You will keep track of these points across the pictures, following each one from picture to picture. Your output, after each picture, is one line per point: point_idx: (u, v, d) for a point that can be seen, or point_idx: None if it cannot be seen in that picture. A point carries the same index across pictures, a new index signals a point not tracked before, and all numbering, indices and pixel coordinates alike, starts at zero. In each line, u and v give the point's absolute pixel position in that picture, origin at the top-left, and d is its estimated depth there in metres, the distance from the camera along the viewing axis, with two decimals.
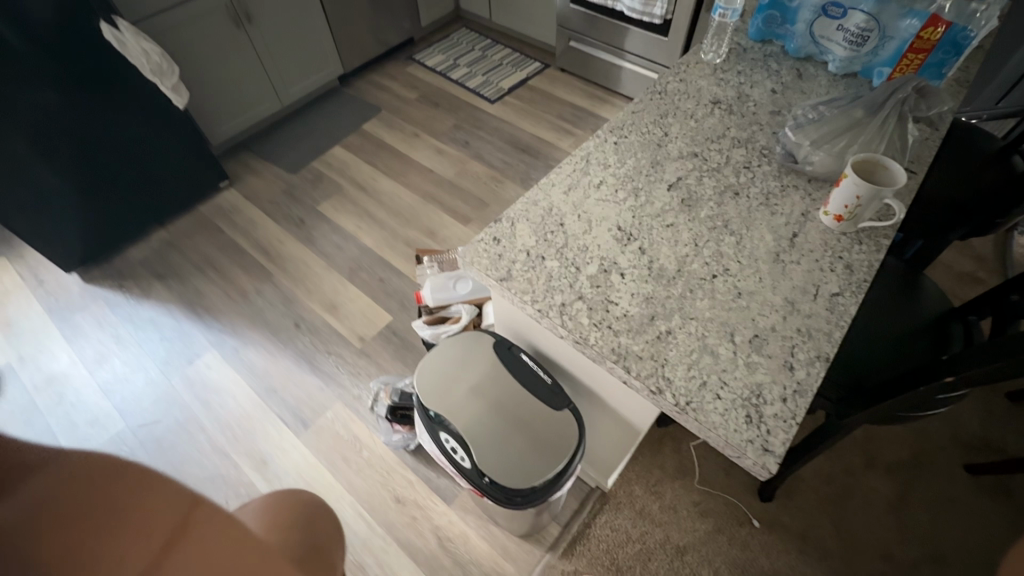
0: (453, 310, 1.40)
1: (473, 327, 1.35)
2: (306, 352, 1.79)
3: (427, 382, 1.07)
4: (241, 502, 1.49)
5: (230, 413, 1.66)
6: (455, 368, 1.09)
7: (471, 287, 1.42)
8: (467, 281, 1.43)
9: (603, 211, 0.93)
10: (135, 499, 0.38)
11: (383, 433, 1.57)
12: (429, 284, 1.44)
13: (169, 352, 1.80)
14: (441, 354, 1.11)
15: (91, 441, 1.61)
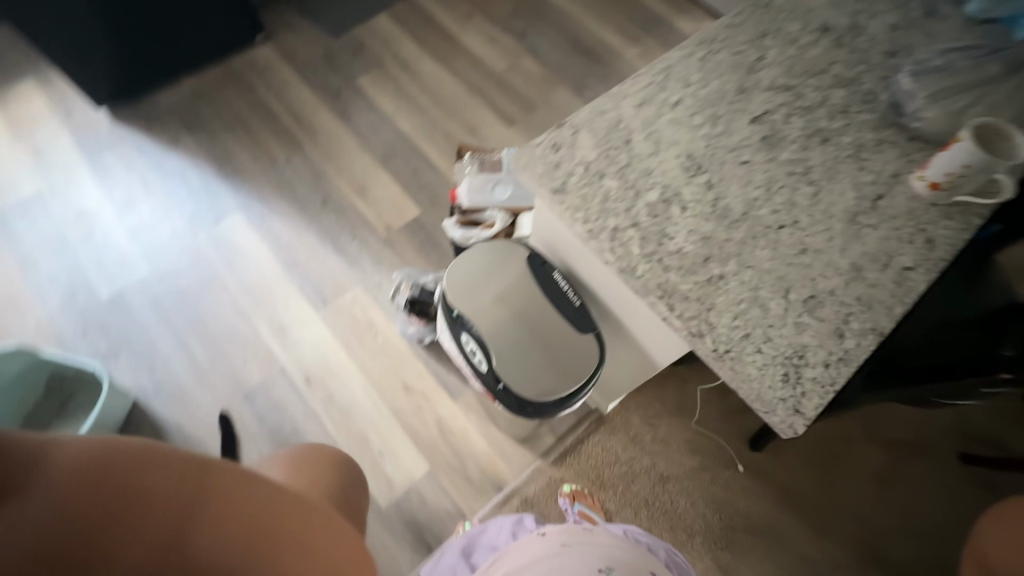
0: (488, 215, 1.35)
1: (505, 236, 1.31)
2: (331, 232, 1.77)
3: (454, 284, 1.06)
4: (258, 363, 1.57)
5: (252, 279, 1.69)
6: (485, 274, 1.08)
7: (510, 193, 1.36)
8: (506, 187, 1.37)
9: (675, 134, 0.84)
10: (155, 466, 0.47)
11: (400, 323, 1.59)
12: (465, 184, 1.38)
13: (194, 208, 1.79)
14: (472, 257, 1.09)
15: (119, 281, 1.65)
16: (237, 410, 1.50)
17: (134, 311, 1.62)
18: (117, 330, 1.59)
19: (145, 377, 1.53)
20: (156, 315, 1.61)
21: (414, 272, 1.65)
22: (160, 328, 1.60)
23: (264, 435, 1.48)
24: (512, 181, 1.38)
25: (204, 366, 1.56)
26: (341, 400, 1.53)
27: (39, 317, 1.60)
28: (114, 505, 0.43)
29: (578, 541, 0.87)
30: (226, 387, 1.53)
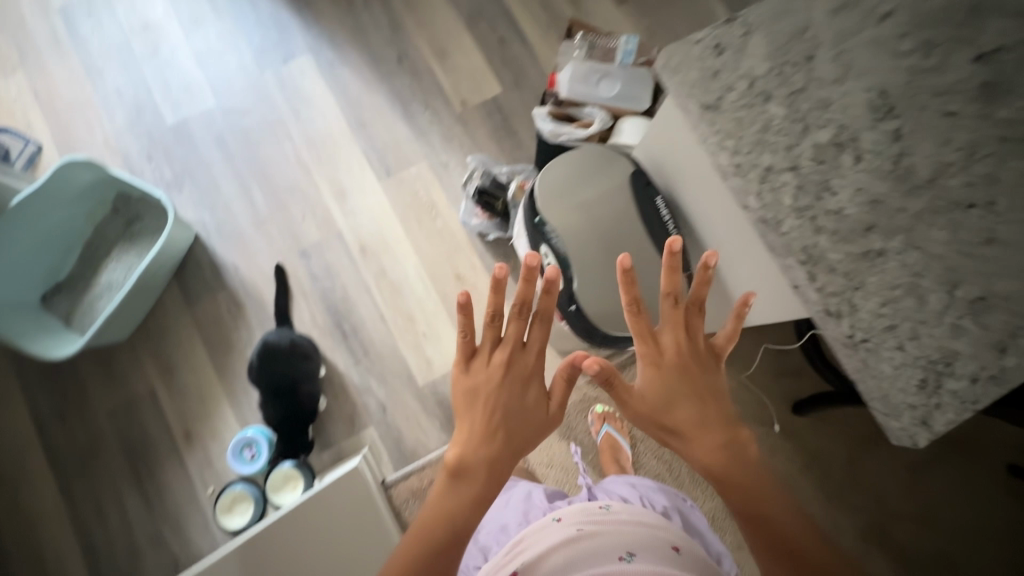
0: (586, 112, 1.18)
1: (600, 141, 1.18)
2: (403, 96, 1.62)
3: (544, 188, 0.96)
4: (316, 223, 1.54)
5: (316, 132, 1.59)
6: (578, 181, 0.96)
7: (617, 92, 1.18)
8: (614, 83, 1.18)
9: (883, 46, 0.54)
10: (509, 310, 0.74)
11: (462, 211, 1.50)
12: (568, 69, 1.18)
13: (263, 41, 1.65)
14: (568, 164, 0.98)
15: (184, 109, 1.59)
16: (292, 265, 1.50)
17: (197, 143, 1.57)
18: (182, 161, 1.56)
19: (207, 214, 1.53)
20: (220, 152, 1.57)
21: (485, 159, 1.52)
22: (223, 167, 1.56)
23: (316, 295, 1.49)
24: (622, 75, 1.18)
25: (263, 215, 1.53)
26: (394, 277, 1.52)
27: (106, 132, 1.57)
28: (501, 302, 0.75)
29: (593, 526, 0.82)
30: (283, 241, 1.52)
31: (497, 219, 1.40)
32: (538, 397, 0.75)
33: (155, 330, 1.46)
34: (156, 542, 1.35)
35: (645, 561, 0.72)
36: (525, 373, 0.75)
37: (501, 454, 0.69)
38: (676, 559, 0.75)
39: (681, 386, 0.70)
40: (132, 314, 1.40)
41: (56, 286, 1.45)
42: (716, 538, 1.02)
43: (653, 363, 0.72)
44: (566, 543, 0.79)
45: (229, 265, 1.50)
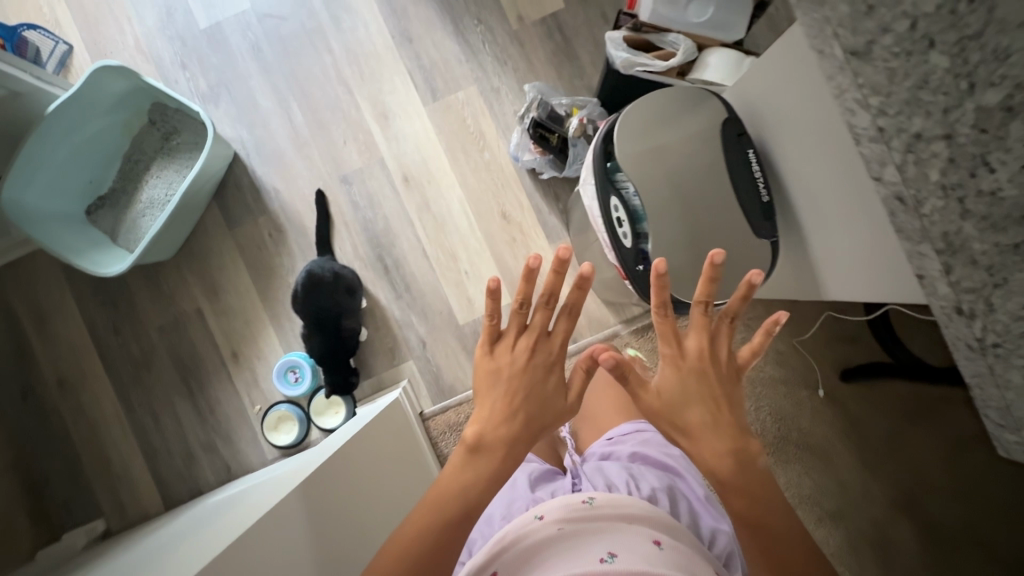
0: (668, 40, 1.03)
1: (677, 77, 1.06)
2: (453, 6, 1.45)
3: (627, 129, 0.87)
4: (358, 148, 1.45)
5: (358, 43, 1.45)
6: (657, 128, 0.86)
7: (706, 17, 1.01)
8: (705, 5, 1.01)
9: None
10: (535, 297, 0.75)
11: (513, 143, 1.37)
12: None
13: None
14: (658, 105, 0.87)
15: (217, 11, 1.46)
16: (333, 192, 1.45)
17: (232, 51, 1.46)
18: (217, 71, 1.46)
19: (245, 131, 1.46)
20: (256, 63, 1.45)
21: (542, 87, 1.39)
22: (259, 80, 1.46)
23: (358, 225, 1.45)
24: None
25: (304, 136, 1.45)
26: (437, 211, 1.45)
27: (138, 34, 1.46)
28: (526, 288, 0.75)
29: (576, 529, 0.75)
30: (325, 165, 1.45)
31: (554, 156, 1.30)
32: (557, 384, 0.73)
33: (198, 251, 1.45)
34: (209, 449, 1.43)
35: (628, 560, 0.66)
36: (548, 362, 0.74)
37: (519, 438, 0.68)
38: (660, 558, 0.68)
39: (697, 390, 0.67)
40: (176, 234, 1.39)
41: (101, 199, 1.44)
42: (711, 506, 0.94)
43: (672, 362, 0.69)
44: (550, 544, 0.74)
45: (269, 188, 1.45)
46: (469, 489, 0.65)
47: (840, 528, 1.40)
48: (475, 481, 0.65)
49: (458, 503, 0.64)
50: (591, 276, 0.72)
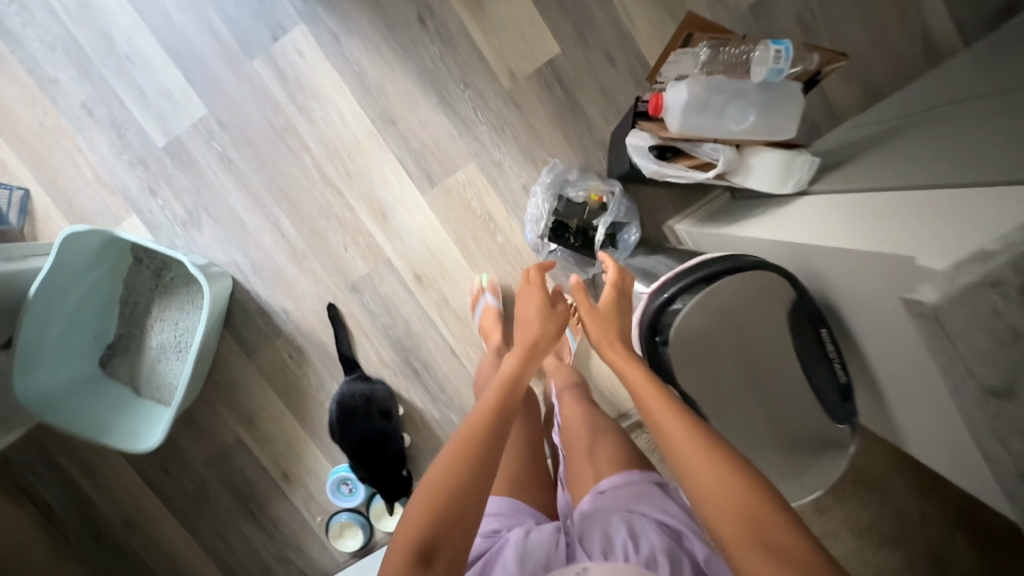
0: (703, 150, 0.86)
1: (723, 177, 0.89)
2: (433, 72, 1.26)
3: (713, 298, 0.84)
4: (360, 252, 1.34)
5: (335, 135, 1.29)
6: (737, 295, 0.84)
7: (745, 120, 0.83)
8: (743, 110, 0.82)
9: None
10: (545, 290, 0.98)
11: (528, 225, 1.20)
12: (682, 90, 0.82)
13: (238, 11, 1.25)
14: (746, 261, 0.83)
15: (171, 122, 1.29)
16: (345, 302, 1.36)
17: (200, 166, 1.31)
18: (191, 191, 1.32)
19: (237, 252, 1.34)
20: (228, 175, 1.31)
21: (564, 163, 1.22)
22: (237, 193, 1.32)
23: (378, 332, 1.37)
24: (764, 95, 0.81)
25: (301, 247, 1.34)
26: (457, 306, 1.36)
27: (93, 163, 1.31)
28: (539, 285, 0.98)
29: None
30: (330, 275, 1.35)
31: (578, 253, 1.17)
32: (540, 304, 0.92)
33: (223, 382, 1.40)
34: (283, 560, 1.49)
35: None
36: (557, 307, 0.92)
37: (523, 353, 0.85)
38: None
39: (625, 347, 0.83)
40: (198, 377, 1.33)
41: (111, 349, 1.37)
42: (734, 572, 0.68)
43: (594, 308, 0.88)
44: None
45: (278, 308, 1.37)
46: (499, 398, 0.74)
47: (901, 553, 1.39)
48: (499, 385, 0.77)
49: (494, 400, 0.73)
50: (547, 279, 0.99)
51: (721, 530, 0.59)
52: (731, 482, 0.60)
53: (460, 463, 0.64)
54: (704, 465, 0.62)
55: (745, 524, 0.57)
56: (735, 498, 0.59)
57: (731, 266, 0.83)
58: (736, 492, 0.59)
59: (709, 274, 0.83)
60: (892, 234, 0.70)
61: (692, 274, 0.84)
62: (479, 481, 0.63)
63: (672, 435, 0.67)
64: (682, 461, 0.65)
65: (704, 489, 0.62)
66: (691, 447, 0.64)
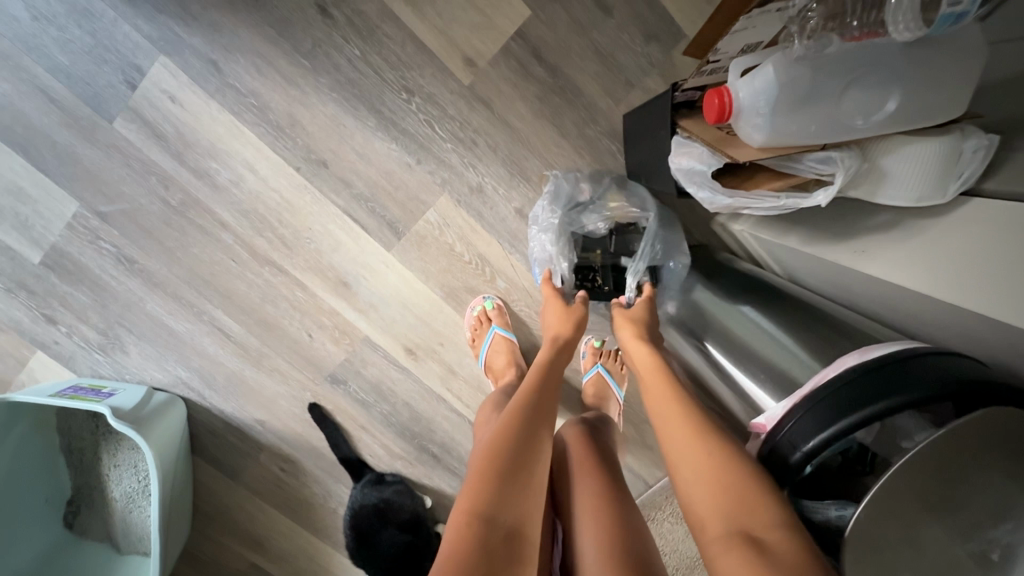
0: (807, 166, 0.53)
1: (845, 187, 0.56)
2: (362, 83, 0.89)
3: (922, 465, 0.40)
4: (331, 336, 1.04)
5: (254, 198, 0.95)
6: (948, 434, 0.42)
7: (881, 102, 0.47)
8: (875, 89, 0.47)
9: None
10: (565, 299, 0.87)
11: (535, 264, 0.88)
12: (765, 76, 0.49)
13: (71, 57, 0.88)
14: (933, 361, 0.45)
15: (40, 228, 0.96)
16: (328, 398, 1.08)
17: (96, 274, 1.00)
18: (97, 308, 1.01)
19: (179, 367, 1.06)
20: (136, 279, 1.00)
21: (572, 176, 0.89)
22: (154, 298, 1.01)
23: (378, 423, 1.10)
24: (922, 62, 0.46)
25: (255, 346, 1.05)
26: (466, 373, 1.08)
27: None
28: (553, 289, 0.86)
29: None
30: (301, 371, 1.07)
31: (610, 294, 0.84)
32: (557, 302, 0.81)
33: (214, 514, 1.16)
34: None
35: None
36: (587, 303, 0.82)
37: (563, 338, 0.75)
38: None
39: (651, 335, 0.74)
40: (180, 523, 1.08)
41: (73, 505, 1.12)
42: None
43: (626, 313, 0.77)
44: None
45: (251, 420, 1.10)
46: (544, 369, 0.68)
47: None
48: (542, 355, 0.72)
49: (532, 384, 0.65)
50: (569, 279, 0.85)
51: (702, 521, 0.49)
52: (730, 466, 0.48)
53: (509, 429, 0.57)
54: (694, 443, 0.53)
55: (728, 515, 0.46)
56: (723, 484, 0.48)
57: (925, 394, 0.42)
58: (728, 483, 0.47)
59: (883, 394, 0.43)
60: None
61: (844, 414, 0.44)
62: (539, 445, 0.56)
63: (666, 412, 0.58)
64: (670, 447, 0.55)
65: (689, 478, 0.51)
66: (680, 425, 0.56)
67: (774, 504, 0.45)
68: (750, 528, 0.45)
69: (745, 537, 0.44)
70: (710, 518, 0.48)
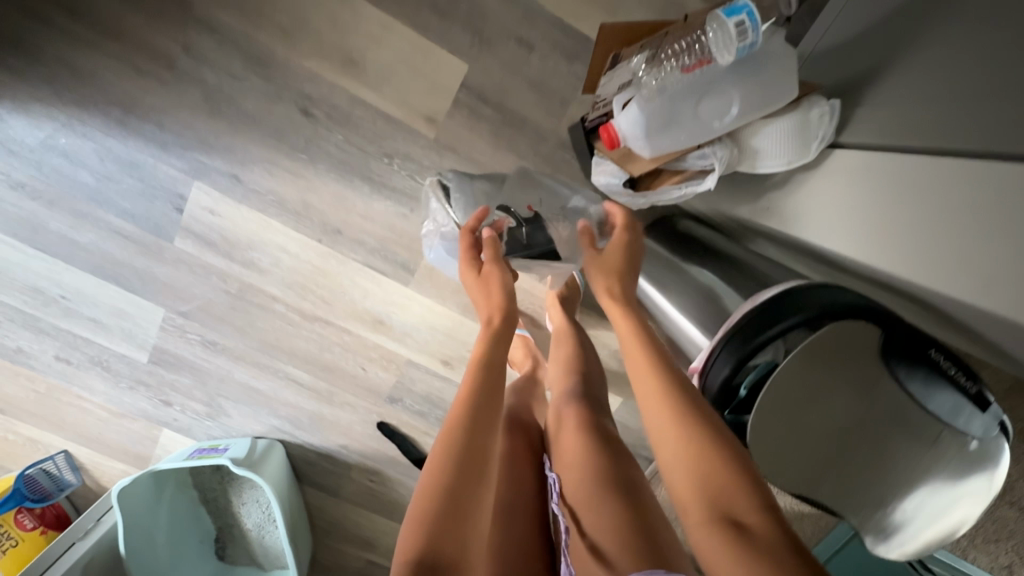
0: (694, 162, 0.69)
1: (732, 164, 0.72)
2: (350, 159, 1.08)
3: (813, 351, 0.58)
4: (380, 365, 1.26)
5: (293, 272, 1.17)
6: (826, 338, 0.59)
7: (724, 110, 0.63)
8: (716, 102, 0.63)
9: None
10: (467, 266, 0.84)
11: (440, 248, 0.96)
12: (636, 112, 0.64)
13: (130, 201, 1.11)
14: (808, 292, 0.59)
15: (142, 335, 1.22)
16: (391, 415, 1.31)
17: (190, 360, 1.24)
18: (198, 386, 1.27)
19: (271, 417, 1.30)
20: (220, 356, 1.24)
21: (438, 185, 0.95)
22: (236, 367, 1.25)
23: (437, 427, 1.32)
24: (743, 79, 0.62)
25: (324, 387, 1.28)
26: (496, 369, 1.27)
27: (101, 403, 1.28)
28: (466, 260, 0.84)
29: None
30: (364, 399, 1.29)
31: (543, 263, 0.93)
32: (471, 272, 0.83)
33: (327, 526, 1.42)
34: None
35: None
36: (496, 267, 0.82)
37: (499, 322, 0.81)
38: None
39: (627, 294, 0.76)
40: (304, 538, 1.34)
41: (220, 542, 1.39)
42: None
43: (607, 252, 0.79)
44: None
45: (336, 446, 1.34)
46: (473, 381, 0.72)
47: None
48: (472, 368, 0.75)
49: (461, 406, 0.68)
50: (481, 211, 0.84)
51: (685, 502, 0.55)
52: (708, 457, 0.55)
53: (438, 467, 0.59)
54: (675, 433, 0.58)
55: (708, 497, 0.53)
56: (709, 471, 0.54)
57: (808, 311, 0.57)
58: (712, 473, 0.54)
59: (772, 321, 0.58)
60: (989, 270, 0.52)
61: (757, 334, 0.58)
62: (471, 476, 0.59)
63: (653, 399, 0.63)
64: (659, 427, 0.61)
65: (672, 467, 0.58)
66: (666, 419, 0.60)
67: (748, 492, 0.52)
68: (730, 509, 0.51)
69: (726, 520, 0.50)
70: (694, 500, 0.54)
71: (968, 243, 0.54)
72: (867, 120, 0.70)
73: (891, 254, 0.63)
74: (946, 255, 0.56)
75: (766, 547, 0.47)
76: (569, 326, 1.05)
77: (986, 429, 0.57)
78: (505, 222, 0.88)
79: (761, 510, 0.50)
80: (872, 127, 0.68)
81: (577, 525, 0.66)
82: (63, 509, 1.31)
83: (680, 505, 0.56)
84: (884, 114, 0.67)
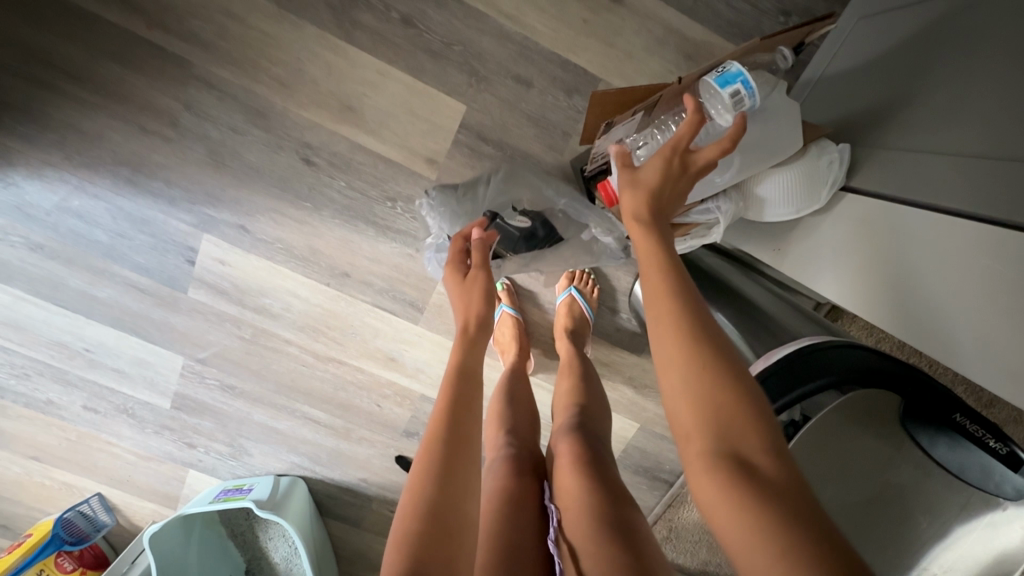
0: (699, 214, 0.80)
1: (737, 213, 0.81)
2: (354, 203, 1.09)
3: (827, 422, 0.58)
4: (396, 400, 1.27)
5: (304, 315, 1.18)
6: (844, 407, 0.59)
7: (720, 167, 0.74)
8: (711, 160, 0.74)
9: None
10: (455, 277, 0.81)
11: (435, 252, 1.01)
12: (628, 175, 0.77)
13: (144, 255, 1.13)
14: (823, 354, 0.57)
15: (163, 382, 1.25)
16: (408, 448, 1.32)
17: (210, 404, 1.27)
18: (220, 428, 1.30)
19: (292, 455, 1.32)
20: (240, 399, 1.26)
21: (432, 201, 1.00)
22: (255, 409, 1.27)
23: None
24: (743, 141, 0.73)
25: (341, 424, 1.29)
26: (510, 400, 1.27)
27: (129, 448, 1.31)
28: (455, 264, 0.81)
29: None
30: (380, 434, 1.30)
31: (544, 247, 1.00)
32: (455, 276, 0.80)
33: (352, 557, 1.43)
34: None
35: None
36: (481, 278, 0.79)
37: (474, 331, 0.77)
38: None
39: (658, 215, 0.58)
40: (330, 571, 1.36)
41: None
42: None
43: (626, 169, 0.60)
44: None
45: (356, 480, 1.36)
46: (455, 389, 0.70)
47: None
48: (448, 381, 0.71)
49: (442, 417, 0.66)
50: (483, 225, 0.84)
51: (683, 439, 0.48)
52: (711, 393, 0.46)
53: (423, 483, 0.59)
54: (677, 367, 0.49)
55: (712, 435, 0.46)
56: (715, 407, 0.46)
57: (825, 376, 0.56)
58: (728, 418, 0.46)
59: (793, 386, 0.56)
60: (974, 334, 0.57)
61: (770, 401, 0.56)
62: (454, 492, 0.59)
63: (660, 333, 0.51)
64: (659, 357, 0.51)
65: (673, 404, 0.49)
66: (674, 351, 0.49)
67: (760, 429, 0.45)
68: (738, 449, 0.45)
69: (735, 460, 0.44)
70: (696, 432, 0.46)
71: (962, 305, 0.59)
72: (871, 166, 0.74)
73: (894, 301, 0.67)
74: (943, 319, 0.61)
75: (779, 495, 0.41)
76: (575, 358, 1.02)
77: (1020, 490, 0.54)
78: (495, 236, 0.85)
79: (772, 455, 0.44)
80: (877, 177, 0.73)
81: (574, 559, 0.62)
82: (101, 549, 1.35)
83: (677, 436, 0.49)
84: (889, 163, 0.72)
